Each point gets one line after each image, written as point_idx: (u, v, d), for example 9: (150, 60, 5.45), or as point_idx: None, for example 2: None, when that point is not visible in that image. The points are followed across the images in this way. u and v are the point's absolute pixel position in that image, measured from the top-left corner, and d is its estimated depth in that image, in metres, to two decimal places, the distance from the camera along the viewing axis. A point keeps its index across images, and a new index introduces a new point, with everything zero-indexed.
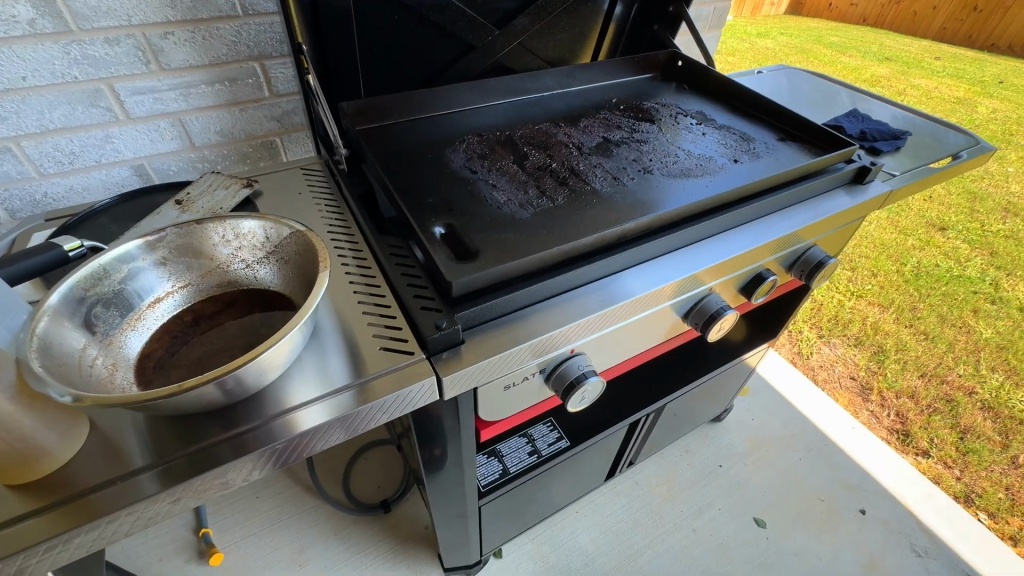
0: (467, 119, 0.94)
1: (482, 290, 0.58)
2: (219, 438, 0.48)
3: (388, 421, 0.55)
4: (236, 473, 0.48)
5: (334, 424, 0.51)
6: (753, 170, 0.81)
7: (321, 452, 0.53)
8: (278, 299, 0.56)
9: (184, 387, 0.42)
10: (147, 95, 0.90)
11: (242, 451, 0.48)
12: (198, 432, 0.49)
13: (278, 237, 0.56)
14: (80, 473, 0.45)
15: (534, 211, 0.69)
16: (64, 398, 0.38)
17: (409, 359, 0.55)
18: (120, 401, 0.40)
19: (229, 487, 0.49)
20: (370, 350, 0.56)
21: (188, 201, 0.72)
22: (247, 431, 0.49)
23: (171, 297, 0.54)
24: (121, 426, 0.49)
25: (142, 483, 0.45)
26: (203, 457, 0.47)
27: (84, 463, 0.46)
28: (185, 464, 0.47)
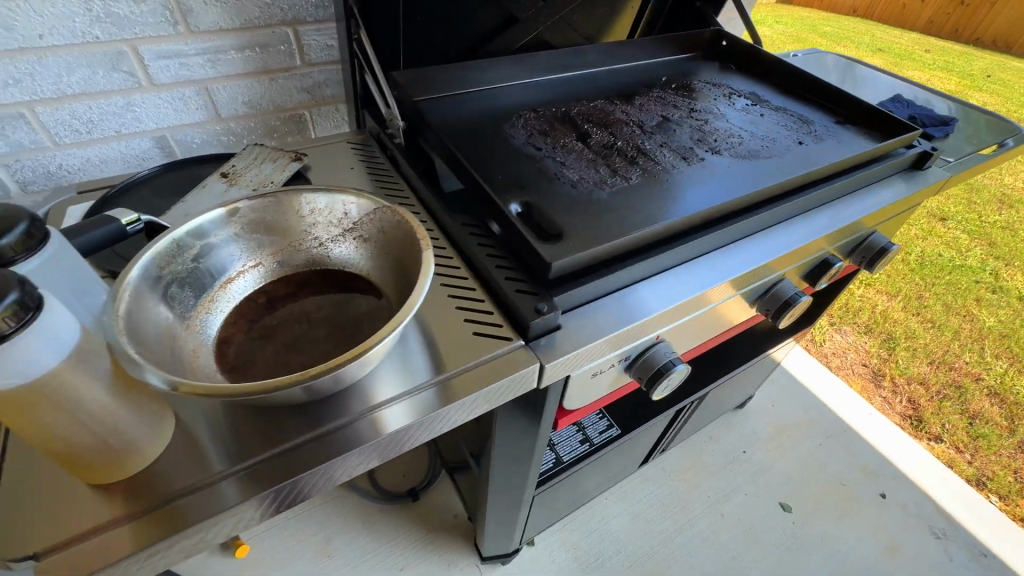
0: (517, 94, 0.89)
1: (574, 273, 0.55)
2: (309, 437, 0.45)
3: (472, 418, 0.52)
4: (333, 474, 0.45)
5: (422, 424, 0.48)
6: (822, 152, 0.78)
7: (405, 452, 0.50)
8: (359, 280, 0.51)
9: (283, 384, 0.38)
10: (173, 60, 0.83)
11: (334, 451, 0.44)
12: (288, 428, 0.45)
13: (359, 213, 0.51)
14: (164, 477, 0.41)
15: (611, 190, 0.66)
16: (161, 383, 0.34)
17: (506, 346, 0.52)
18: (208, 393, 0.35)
19: (333, 484, 0.46)
20: (463, 337, 0.53)
21: (235, 174, 0.67)
22: (333, 430, 0.45)
23: (246, 276, 0.50)
24: (200, 422, 0.45)
25: (225, 491, 0.41)
26: (295, 457, 0.43)
27: (169, 465, 0.42)
28: (275, 466, 0.43)
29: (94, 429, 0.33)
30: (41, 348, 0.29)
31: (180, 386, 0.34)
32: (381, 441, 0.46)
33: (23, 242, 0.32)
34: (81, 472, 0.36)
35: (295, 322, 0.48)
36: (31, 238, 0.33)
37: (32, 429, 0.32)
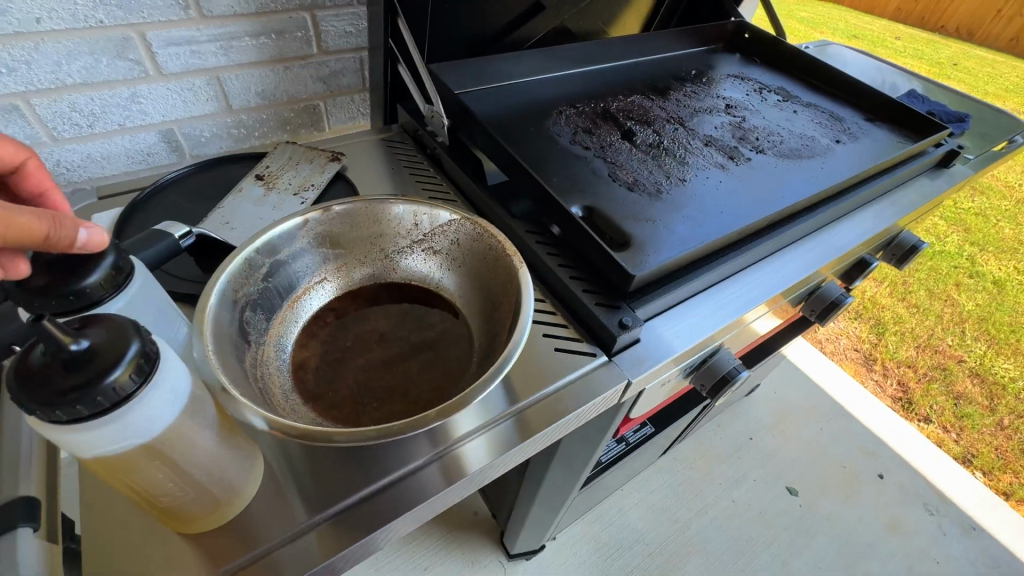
0: (550, 87, 0.86)
1: (649, 284, 0.54)
2: (397, 479, 0.45)
3: (547, 443, 0.53)
4: (421, 512, 0.46)
5: (501, 459, 0.48)
6: (859, 153, 0.79)
7: (485, 483, 0.51)
8: (431, 295, 0.49)
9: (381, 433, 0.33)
10: (183, 47, 0.76)
11: (421, 495, 0.45)
12: (377, 466, 0.45)
13: (431, 224, 0.49)
14: (263, 525, 0.41)
15: (668, 193, 0.65)
16: (259, 422, 0.32)
17: (592, 361, 0.52)
18: (308, 436, 0.32)
19: (410, 527, 0.47)
20: (544, 353, 0.53)
21: (271, 176, 0.63)
22: (414, 472, 0.46)
23: (317, 292, 0.47)
24: (282, 465, 0.44)
25: (321, 540, 0.41)
26: (383, 503, 0.44)
27: (264, 511, 0.42)
28: (363, 513, 0.43)
29: (203, 478, 0.31)
30: (159, 405, 0.26)
31: (276, 424, 0.32)
32: (464, 480, 0.46)
33: (111, 277, 0.32)
34: (178, 523, 0.33)
35: (371, 343, 0.45)
36: (118, 272, 0.33)
37: (137, 486, 0.29)
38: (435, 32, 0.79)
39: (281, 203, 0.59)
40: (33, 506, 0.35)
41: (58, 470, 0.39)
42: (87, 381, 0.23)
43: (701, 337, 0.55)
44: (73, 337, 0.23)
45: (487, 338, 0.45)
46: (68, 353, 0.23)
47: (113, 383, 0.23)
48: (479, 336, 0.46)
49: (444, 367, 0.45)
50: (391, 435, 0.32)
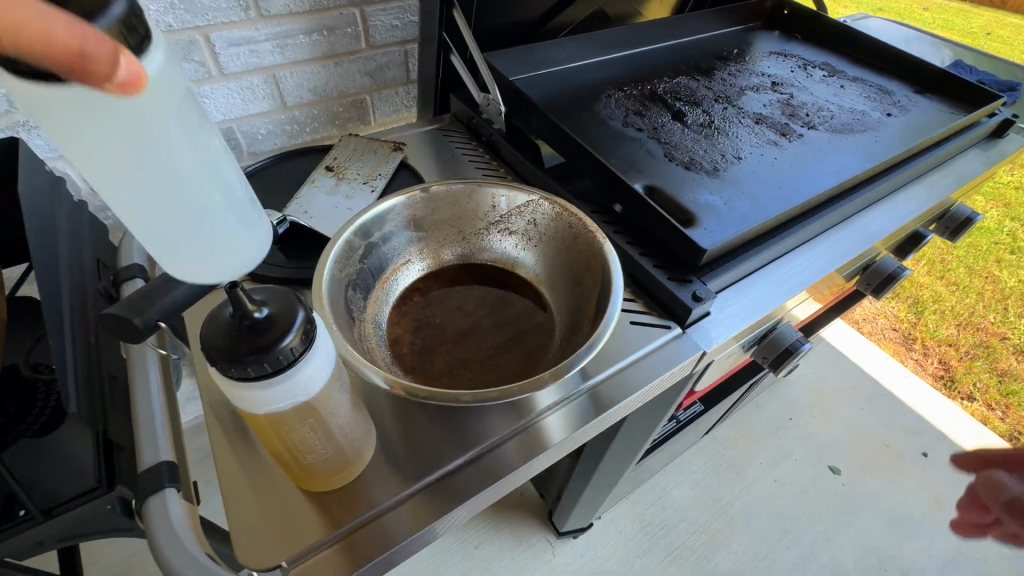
0: (594, 70, 0.86)
1: (715, 259, 0.56)
2: (485, 449, 0.48)
3: (619, 419, 0.55)
4: (507, 481, 0.48)
5: (580, 432, 0.51)
6: (911, 125, 0.79)
7: (563, 457, 0.53)
8: (509, 274, 0.52)
9: (499, 393, 0.38)
10: (243, 47, 0.79)
11: (509, 463, 0.48)
12: (466, 438, 0.48)
13: (510, 206, 0.51)
14: (369, 490, 0.44)
15: (724, 171, 0.66)
16: (382, 384, 0.36)
17: (666, 333, 0.54)
18: (431, 396, 0.37)
19: (496, 497, 0.50)
20: (619, 328, 0.55)
21: (339, 167, 0.65)
22: (501, 442, 0.49)
23: (405, 273, 0.50)
24: (382, 437, 0.47)
25: (421, 505, 0.45)
26: (472, 471, 0.47)
27: (367, 477, 0.45)
28: (454, 480, 0.46)
29: (340, 439, 0.34)
30: (316, 368, 0.29)
31: (402, 387, 0.35)
32: (548, 451, 0.49)
33: None
34: (309, 478, 0.36)
35: (459, 319, 0.48)
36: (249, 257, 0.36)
37: (289, 444, 0.32)
38: (481, 21, 0.81)
39: (353, 192, 0.62)
40: (173, 469, 0.39)
41: (185, 440, 0.43)
42: (267, 344, 0.26)
43: (766, 310, 0.56)
44: (256, 307, 0.26)
45: (570, 312, 0.48)
46: (252, 320, 0.26)
47: (288, 346, 0.26)
48: (562, 310, 0.49)
49: (529, 340, 0.47)
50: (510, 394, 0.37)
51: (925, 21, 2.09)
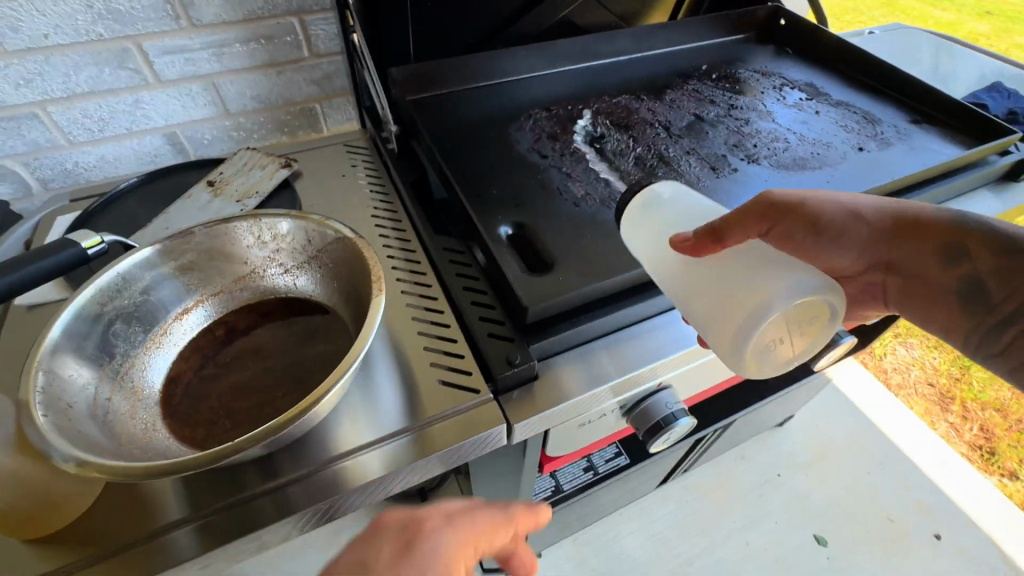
0: (531, 84, 0.78)
1: (561, 316, 0.48)
2: (259, 491, 0.41)
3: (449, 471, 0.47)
4: (271, 535, 0.42)
5: (390, 480, 0.43)
6: (886, 164, 0.66)
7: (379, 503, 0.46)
8: (320, 311, 0.48)
9: (182, 465, 0.32)
10: (179, 55, 0.81)
11: (290, 509, 0.41)
12: (238, 478, 0.42)
13: (320, 241, 0.47)
14: (108, 525, 0.39)
15: (618, 210, 0.58)
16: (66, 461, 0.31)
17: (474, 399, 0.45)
18: (131, 470, 0.32)
19: (265, 548, 0.43)
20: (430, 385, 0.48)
21: (221, 182, 0.64)
22: (290, 483, 0.42)
23: (196, 311, 0.47)
24: None
25: (179, 540, 0.39)
26: (251, 511, 0.41)
27: (110, 512, 0.40)
28: (232, 519, 0.40)
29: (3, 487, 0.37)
30: None
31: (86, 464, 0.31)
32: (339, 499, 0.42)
33: None
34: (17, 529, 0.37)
35: (247, 360, 0.45)
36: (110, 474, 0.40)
37: None
38: (420, 34, 0.74)
39: (221, 209, 0.60)
40: None
41: None
42: None
43: (623, 379, 0.48)
44: None
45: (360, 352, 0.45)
46: None
47: None
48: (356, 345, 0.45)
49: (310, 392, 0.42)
50: (218, 459, 0.33)
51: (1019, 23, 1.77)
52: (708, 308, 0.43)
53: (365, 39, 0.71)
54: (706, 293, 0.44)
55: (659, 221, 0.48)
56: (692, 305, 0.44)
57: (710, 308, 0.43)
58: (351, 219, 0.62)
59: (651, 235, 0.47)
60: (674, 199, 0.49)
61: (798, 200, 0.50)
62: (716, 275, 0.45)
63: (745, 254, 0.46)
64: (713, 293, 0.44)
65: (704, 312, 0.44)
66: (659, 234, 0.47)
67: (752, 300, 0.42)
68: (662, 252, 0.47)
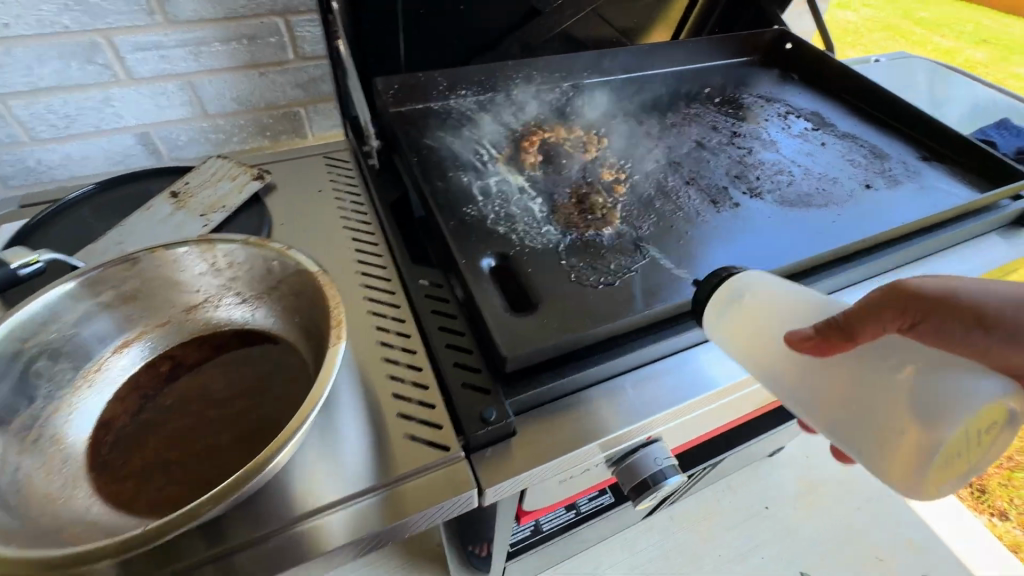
0: (527, 100, 0.74)
1: (543, 365, 0.43)
2: (199, 561, 0.36)
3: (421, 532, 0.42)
4: None
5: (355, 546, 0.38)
6: (895, 204, 0.63)
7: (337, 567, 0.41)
8: (280, 347, 0.44)
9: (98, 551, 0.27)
10: (153, 52, 0.75)
11: None
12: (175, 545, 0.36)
13: (281, 272, 0.42)
14: None
15: (612, 244, 0.54)
16: None
17: (445, 457, 0.40)
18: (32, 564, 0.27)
19: None
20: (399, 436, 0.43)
21: (186, 194, 0.59)
22: (235, 550, 0.36)
23: (136, 346, 0.42)
24: None
25: None
26: None
27: None
28: None
29: None
30: None
31: None
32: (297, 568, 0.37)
33: None
34: None
35: (193, 403, 0.40)
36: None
37: None
38: (410, 44, 0.70)
39: (183, 224, 0.56)
40: None
41: None
42: None
43: (611, 437, 0.43)
44: None
45: None
46: None
47: None
48: None
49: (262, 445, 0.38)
50: (141, 544, 0.28)
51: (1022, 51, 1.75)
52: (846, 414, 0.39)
53: (350, 45, 0.67)
54: (845, 400, 0.39)
55: (756, 309, 0.41)
56: (830, 410, 0.40)
57: (859, 418, 0.38)
58: (324, 239, 0.57)
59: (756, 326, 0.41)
60: (762, 280, 0.42)
61: (950, 288, 0.38)
62: (848, 376, 0.39)
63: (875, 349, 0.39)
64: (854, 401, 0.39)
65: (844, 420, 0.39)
66: (762, 320, 0.41)
67: (921, 419, 0.35)
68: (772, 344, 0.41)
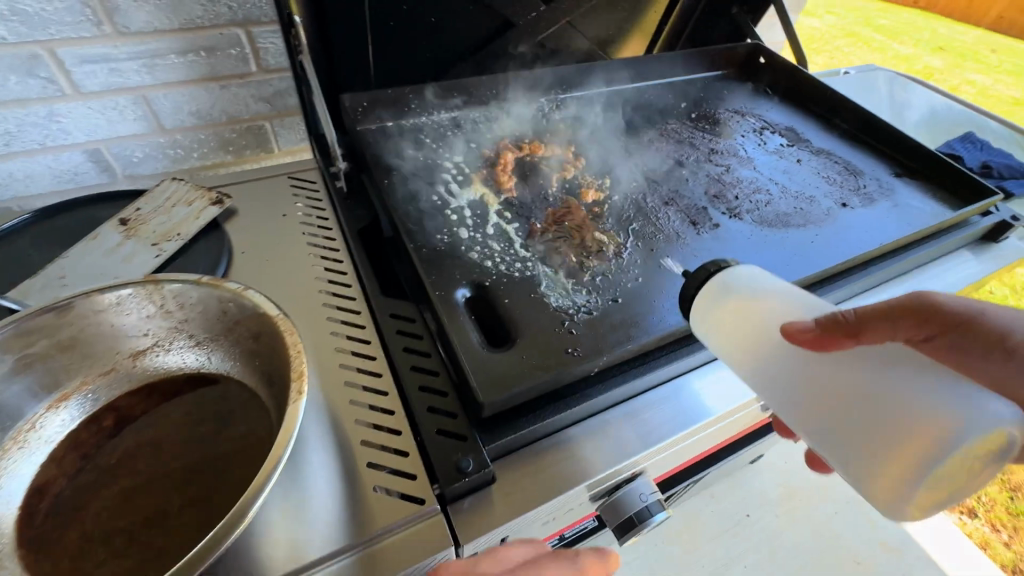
0: (502, 118, 0.72)
1: (522, 406, 0.41)
2: None
3: None
4: None
5: None
6: (871, 222, 0.63)
7: None
8: (237, 392, 0.40)
9: None
10: (101, 64, 0.63)
11: None
12: None
13: (237, 312, 0.39)
14: None
15: (591, 270, 0.52)
16: None
17: (421, 510, 0.37)
18: None
19: None
20: None
21: (136, 222, 0.55)
22: None
23: (75, 399, 0.38)
24: None
25: None
26: None
27: None
28: None
29: None
30: None
31: None
32: None
33: None
34: None
35: (139, 460, 0.37)
36: None
37: None
38: (380, 59, 0.68)
39: (132, 255, 0.51)
40: None
41: None
42: None
43: (597, 479, 0.41)
44: None
45: None
46: None
47: None
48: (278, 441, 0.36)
49: (217, 506, 0.34)
50: None
51: (984, 61, 1.80)
52: (833, 420, 0.37)
53: (315, 63, 0.64)
54: (840, 407, 0.37)
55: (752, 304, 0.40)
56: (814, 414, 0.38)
57: (845, 426, 0.36)
58: (289, 268, 0.54)
59: (747, 322, 0.40)
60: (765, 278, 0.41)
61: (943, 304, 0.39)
62: (840, 381, 0.37)
63: (869, 357, 0.37)
64: (844, 409, 0.36)
65: (832, 428, 0.37)
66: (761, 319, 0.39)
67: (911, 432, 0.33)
68: (763, 342, 0.39)
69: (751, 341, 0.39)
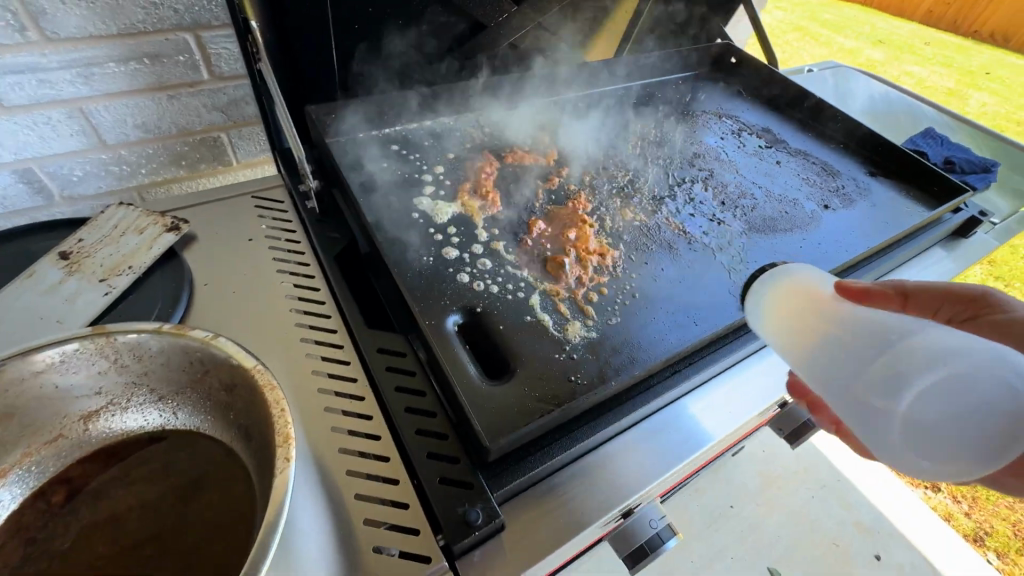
0: (481, 125, 0.69)
1: (528, 443, 0.39)
2: None
3: None
4: None
5: None
6: (852, 224, 0.63)
7: None
8: (212, 450, 0.36)
9: None
10: (27, 74, 0.56)
11: None
12: None
13: (206, 362, 0.35)
14: None
15: (586, 288, 0.50)
16: None
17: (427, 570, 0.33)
18: None
19: None
20: None
21: (79, 255, 0.49)
22: None
23: (14, 475, 0.33)
24: None
25: None
26: None
27: None
28: None
29: None
30: None
31: None
32: None
33: None
34: None
35: (98, 542, 0.32)
36: None
37: None
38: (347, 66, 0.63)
39: (76, 294, 0.46)
40: None
41: None
42: None
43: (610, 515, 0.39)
44: None
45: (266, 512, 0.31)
46: None
47: None
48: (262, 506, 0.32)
49: None
50: None
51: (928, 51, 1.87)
52: (835, 365, 0.36)
53: (275, 71, 0.58)
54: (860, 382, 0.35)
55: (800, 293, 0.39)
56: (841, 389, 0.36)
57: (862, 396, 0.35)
58: (261, 299, 0.49)
59: (795, 284, 0.38)
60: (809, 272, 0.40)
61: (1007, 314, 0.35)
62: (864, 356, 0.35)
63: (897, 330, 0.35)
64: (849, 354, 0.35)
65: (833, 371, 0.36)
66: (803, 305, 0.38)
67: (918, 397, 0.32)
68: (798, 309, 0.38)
69: (798, 306, 0.38)
